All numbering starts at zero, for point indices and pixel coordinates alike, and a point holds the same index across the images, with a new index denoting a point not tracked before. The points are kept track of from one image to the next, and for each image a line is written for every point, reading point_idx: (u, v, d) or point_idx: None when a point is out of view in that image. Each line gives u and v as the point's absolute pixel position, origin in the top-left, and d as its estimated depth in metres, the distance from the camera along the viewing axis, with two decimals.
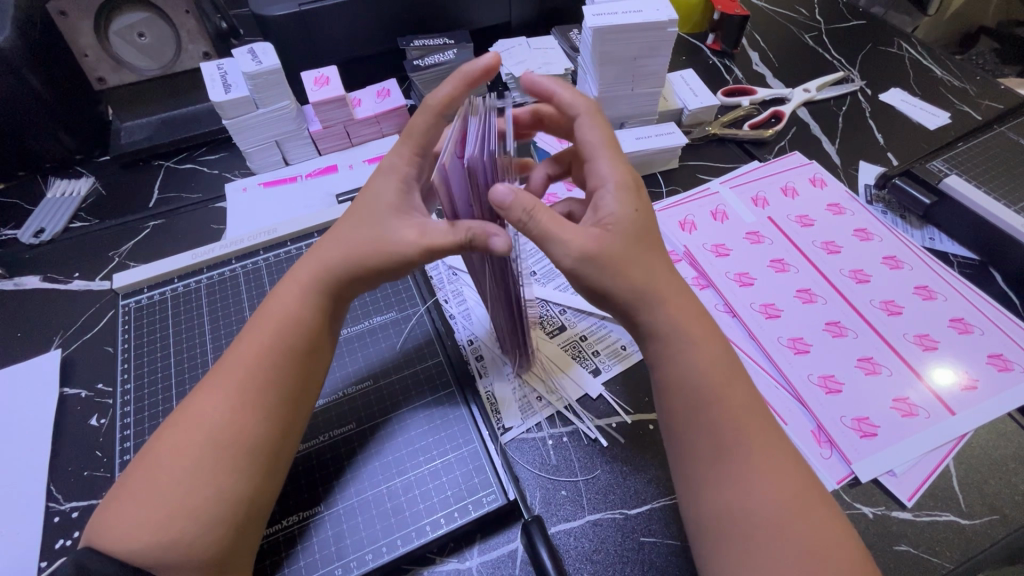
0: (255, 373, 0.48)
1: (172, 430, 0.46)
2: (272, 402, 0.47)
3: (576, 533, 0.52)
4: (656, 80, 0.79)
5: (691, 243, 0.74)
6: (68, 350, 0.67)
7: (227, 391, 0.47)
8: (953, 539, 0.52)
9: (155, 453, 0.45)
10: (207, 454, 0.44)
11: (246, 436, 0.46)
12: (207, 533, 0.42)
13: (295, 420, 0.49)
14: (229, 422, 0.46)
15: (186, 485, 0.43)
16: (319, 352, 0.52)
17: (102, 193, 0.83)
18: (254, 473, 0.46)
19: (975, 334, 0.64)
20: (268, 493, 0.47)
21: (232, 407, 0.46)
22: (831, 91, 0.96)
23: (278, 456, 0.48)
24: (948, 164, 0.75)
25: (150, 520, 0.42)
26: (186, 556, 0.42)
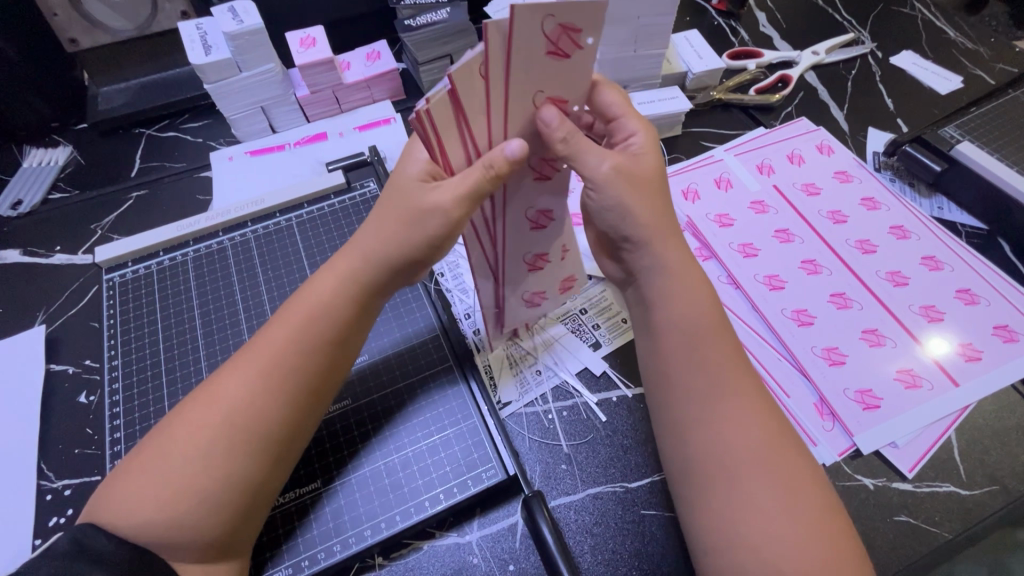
0: (281, 357, 0.45)
1: (188, 406, 0.44)
2: (294, 394, 0.45)
3: (576, 507, 0.52)
4: (660, 41, 0.75)
5: (694, 213, 0.71)
6: (53, 326, 0.65)
7: (249, 376, 0.44)
8: (953, 509, 0.52)
9: (168, 433, 0.43)
10: (219, 436, 0.42)
11: (264, 424, 0.43)
12: (204, 519, 0.41)
13: (314, 411, 0.47)
14: (246, 406, 0.43)
15: (194, 463, 0.41)
16: (351, 343, 0.49)
17: (81, 162, 0.80)
18: (264, 464, 0.43)
19: (981, 305, 0.63)
20: (272, 484, 0.45)
21: (253, 392, 0.43)
22: (840, 53, 0.92)
23: (290, 447, 0.46)
24: (961, 131, 0.73)
25: (150, 498, 0.40)
26: (185, 539, 0.40)
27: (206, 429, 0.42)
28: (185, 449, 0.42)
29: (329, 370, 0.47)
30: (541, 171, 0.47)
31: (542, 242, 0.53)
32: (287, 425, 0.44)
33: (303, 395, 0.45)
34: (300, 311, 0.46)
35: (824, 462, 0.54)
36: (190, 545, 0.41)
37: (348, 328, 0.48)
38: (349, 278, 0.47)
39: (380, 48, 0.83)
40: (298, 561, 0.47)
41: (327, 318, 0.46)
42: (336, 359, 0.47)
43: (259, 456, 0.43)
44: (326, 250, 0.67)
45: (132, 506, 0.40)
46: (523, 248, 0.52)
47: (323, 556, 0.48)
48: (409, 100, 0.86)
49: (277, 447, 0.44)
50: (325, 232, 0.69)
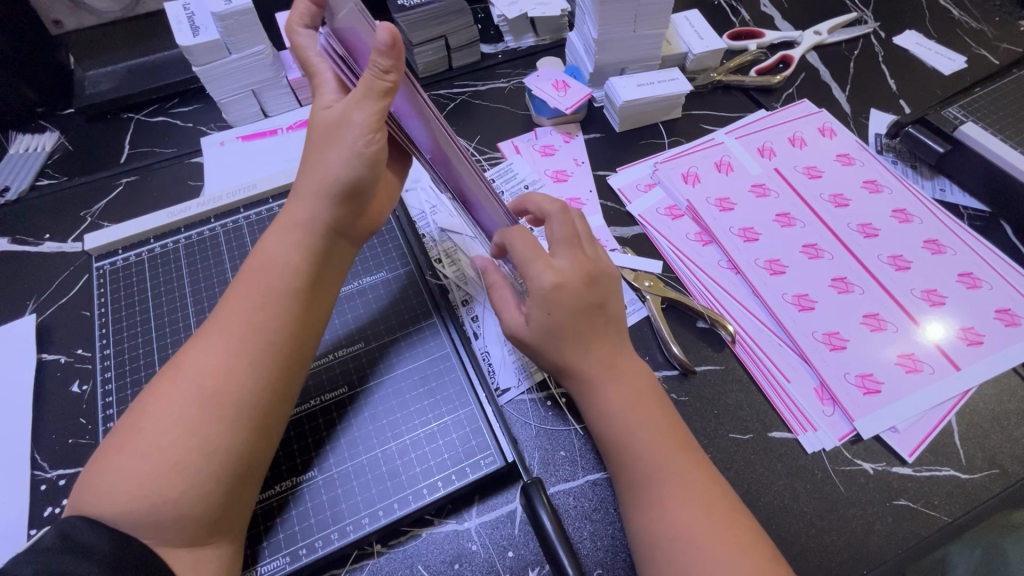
0: (246, 321, 0.46)
1: (161, 381, 0.44)
2: (263, 354, 0.45)
3: (576, 493, 0.51)
4: (659, 21, 0.73)
5: (694, 197, 0.70)
6: (43, 315, 0.64)
7: (218, 345, 0.45)
8: (953, 493, 0.52)
9: (142, 411, 0.43)
10: (193, 406, 0.42)
11: (236, 390, 0.44)
12: (188, 495, 0.40)
13: (289, 380, 0.47)
14: (216, 372, 0.44)
15: (170, 434, 0.41)
16: (314, 306, 0.50)
17: (69, 148, 0.78)
18: (243, 433, 0.43)
19: (983, 289, 0.63)
20: (256, 459, 0.44)
21: (222, 359, 0.44)
22: (842, 33, 0.90)
23: (271, 417, 0.46)
24: (964, 111, 0.72)
25: (130, 478, 0.40)
26: (169, 518, 0.40)
27: (178, 399, 0.42)
28: (160, 424, 0.42)
29: (298, 334, 0.48)
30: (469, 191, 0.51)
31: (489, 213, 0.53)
32: (262, 392, 0.45)
33: (277, 361, 0.46)
34: (257, 274, 0.48)
35: (824, 447, 0.54)
36: (177, 524, 0.40)
37: (312, 290, 0.50)
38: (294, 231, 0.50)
39: None
40: (296, 550, 0.47)
41: (284, 279, 0.48)
42: (303, 322, 0.48)
43: (237, 423, 0.43)
44: None
45: (109, 486, 0.40)
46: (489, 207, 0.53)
47: (320, 545, 0.47)
48: None
49: (255, 415, 0.44)
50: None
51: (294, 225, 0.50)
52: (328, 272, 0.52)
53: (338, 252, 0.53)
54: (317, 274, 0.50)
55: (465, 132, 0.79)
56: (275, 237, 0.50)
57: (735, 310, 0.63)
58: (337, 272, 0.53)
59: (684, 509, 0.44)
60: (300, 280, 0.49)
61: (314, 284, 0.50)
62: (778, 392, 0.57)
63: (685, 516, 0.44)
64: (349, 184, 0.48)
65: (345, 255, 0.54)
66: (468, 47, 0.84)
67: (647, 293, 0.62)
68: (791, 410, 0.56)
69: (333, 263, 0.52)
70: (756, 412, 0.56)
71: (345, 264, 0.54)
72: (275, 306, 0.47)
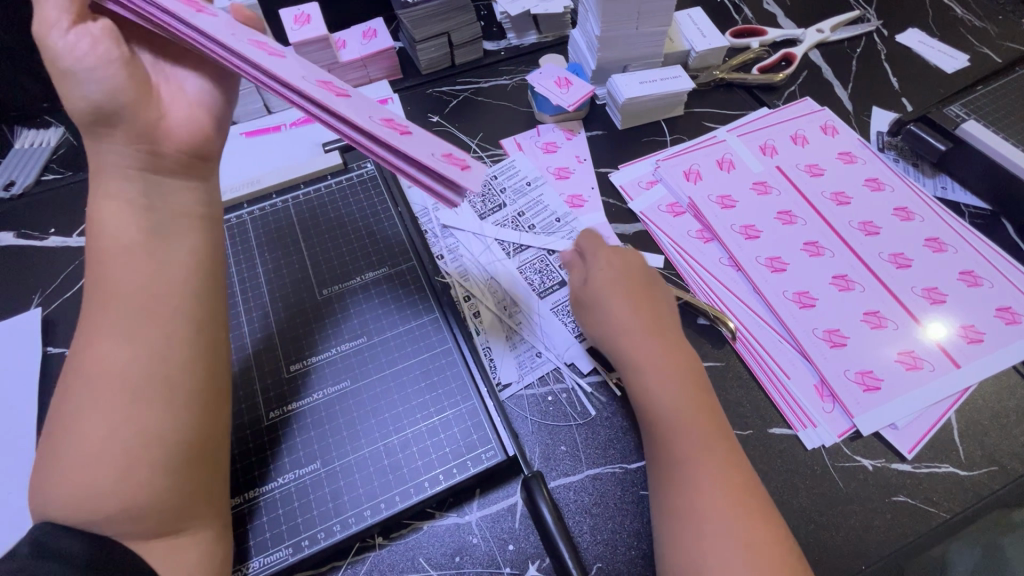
0: (101, 297, 0.44)
1: (67, 384, 0.42)
2: (160, 325, 0.44)
3: (575, 487, 0.52)
4: (662, 18, 0.73)
5: (696, 194, 0.70)
6: (48, 309, 0.64)
7: (113, 327, 0.43)
8: (952, 489, 0.52)
9: (60, 417, 0.41)
10: (113, 395, 0.41)
11: (108, 365, 0.42)
12: (125, 481, 0.39)
13: (196, 351, 0.45)
14: (92, 353, 0.42)
15: (90, 427, 0.40)
16: (173, 261, 0.47)
17: (74, 143, 0.78)
18: (143, 405, 0.41)
19: (984, 287, 0.63)
20: (177, 433, 0.42)
21: (95, 339, 0.43)
22: (845, 31, 0.90)
23: (193, 393, 0.44)
24: (966, 109, 0.72)
25: (72, 480, 0.39)
26: (128, 509, 0.39)
27: (91, 391, 0.41)
28: (71, 422, 0.40)
29: (153, 287, 0.45)
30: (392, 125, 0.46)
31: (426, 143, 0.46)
32: (169, 366, 0.43)
33: (175, 330, 0.45)
34: (118, 245, 0.45)
35: (824, 444, 0.55)
36: (140, 515, 0.40)
37: (158, 239, 0.47)
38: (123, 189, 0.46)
39: (377, 27, 0.81)
40: (298, 541, 0.48)
41: (139, 239, 0.46)
42: (157, 273, 0.45)
43: (133, 398, 0.41)
44: (322, 234, 0.65)
45: (52, 491, 0.39)
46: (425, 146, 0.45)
47: (324, 536, 0.48)
48: (406, 79, 0.84)
49: (178, 391, 0.43)
50: (307, 218, 0.66)
51: (117, 186, 0.46)
52: (178, 223, 0.49)
53: (178, 192, 0.49)
54: (158, 224, 0.47)
55: (467, 128, 0.79)
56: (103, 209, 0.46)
57: (735, 306, 0.63)
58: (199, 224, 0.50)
59: (702, 492, 0.45)
60: (140, 234, 0.46)
61: (158, 235, 0.47)
62: (778, 388, 0.58)
63: (701, 496, 0.45)
64: (99, 108, 0.45)
65: (185, 190, 0.50)
66: (470, 44, 0.84)
67: None
68: (791, 406, 0.57)
69: (171, 200, 0.49)
70: (756, 408, 0.57)
71: (197, 204, 0.50)
72: (145, 274, 0.45)
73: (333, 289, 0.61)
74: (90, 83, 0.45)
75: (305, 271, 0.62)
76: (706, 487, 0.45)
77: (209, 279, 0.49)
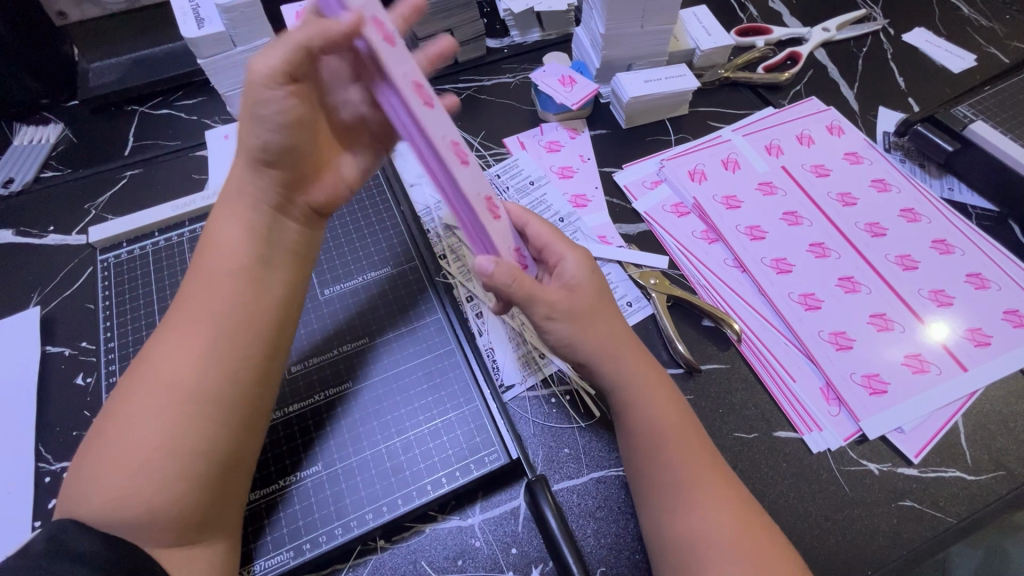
0: (196, 308, 0.45)
1: (130, 382, 0.43)
2: (247, 349, 0.45)
3: (579, 490, 0.51)
4: (668, 16, 0.72)
5: (700, 194, 0.70)
6: (47, 308, 0.64)
7: (196, 340, 0.44)
8: (958, 494, 0.52)
9: (117, 417, 0.41)
10: (169, 405, 0.41)
11: (188, 377, 0.42)
12: (162, 494, 0.39)
13: (269, 379, 0.47)
14: (171, 358, 0.43)
15: (145, 434, 0.40)
16: (271, 296, 0.49)
17: (73, 140, 0.78)
18: (197, 421, 0.41)
19: (992, 290, 0.62)
20: (220, 449, 0.42)
21: (176, 348, 0.43)
22: (851, 30, 0.89)
23: (256, 416, 0.46)
24: (974, 110, 0.71)
25: (111, 484, 0.39)
26: (154, 518, 0.39)
27: (158, 398, 0.41)
28: (129, 422, 0.41)
29: (250, 313, 0.47)
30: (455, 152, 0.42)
31: (475, 183, 0.43)
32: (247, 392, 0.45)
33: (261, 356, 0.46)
34: (213, 262, 0.48)
35: (829, 447, 0.54)
36: (163, 525, 0.39)
37: (261, 270, 0.49)
38: (241, 213, 0.50)
39: None
40: (300, 544, 0.47)
41: (232, 259, 0.48)
42: (257, 300, 0.47)
43: (201, 418, 0.42)
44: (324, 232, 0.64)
45: (88, 491, 0.39)
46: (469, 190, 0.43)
47: (325, 540, 0.47)
48: None
49: (240, 411, 0.44)
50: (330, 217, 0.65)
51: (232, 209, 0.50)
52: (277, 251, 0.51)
53: (288, 230, 0.53)
54: (264, 252, 0.50)
55: (471, 127, 0.78)
56: (217, 223, 0.50)
57: (740, 308, 0.63)
58: (297, 257, 0.53)
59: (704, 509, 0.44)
60: (244, 257, 0.48)
61: (264, 264, 0.49)
62: (783, 391, 0.57)
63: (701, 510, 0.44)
64: (267, 151, 0.49)
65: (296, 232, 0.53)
66: (473, 42, 0.83)
67: (652, 292, 0.62)
68: (797, 410, 0.56)
69: (284, 238, 0.52)
70: (761, 411, 0.56)
71: (300, 245, 0.54)
72: (242, 301, 0.47)
73: (334, 289, 0.61)
74: (270, 131, 0.48)
75: None
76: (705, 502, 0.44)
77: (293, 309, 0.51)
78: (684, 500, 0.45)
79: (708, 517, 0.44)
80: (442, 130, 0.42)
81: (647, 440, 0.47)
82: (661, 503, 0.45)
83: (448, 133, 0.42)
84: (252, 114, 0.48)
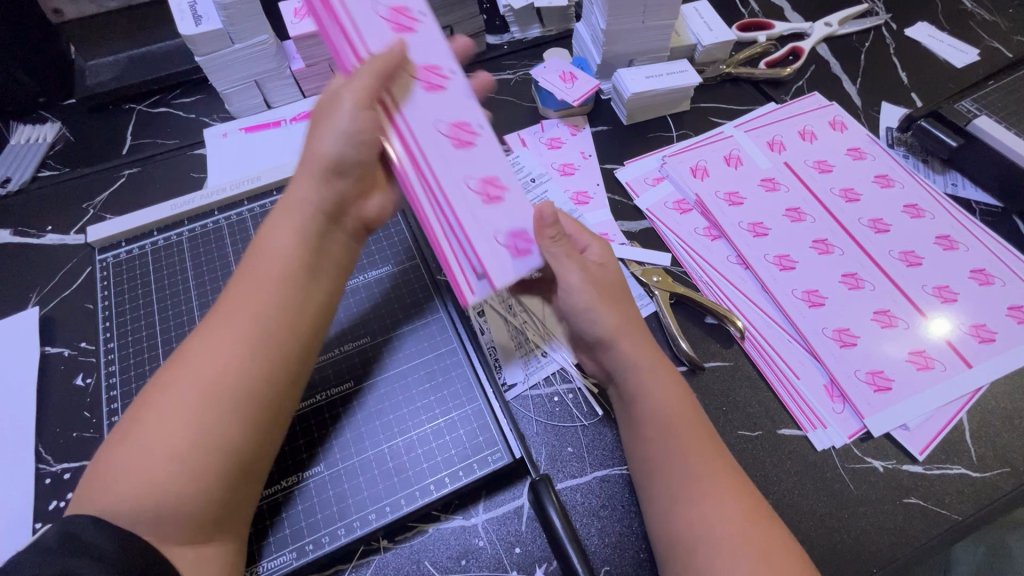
0: (243, 308, 0.45)
1: (165, 373, 0.42)
2: (286, 350, 0.45)
3: (583, 490, 0.51)
4: (670, 11, 0.72)
5: (703, 191, 0.69)
6: (46, 308, 0.63)
7: (235, 339, 0.43)
8: (963, 491, 0.52)
9: (147, 410, 0.41)
10: (200, 398, 0.41)
11: (231, 382, 0.42)
12: (184, 488, 0.39)
13: (303, 378, 0.47)
14: (216, 363, 0.42)
15: (174, 428, 0.40)
16: (313, 301, 0.49)
17: (70, 139, 0.77)
18: (229, 417, 0.41)
19: (995, 285, 0.62)
20: (249, 450, 0.42)
21: (214, 344, 0.43)
22: (854, 25, 0.89)
23: (287, 412, 0.46)
24: (978, 105, 0.71)
25: (135, 477, 0.38)
26: (167, 515, 0.38)
27: (192, 391, 0.41)
28: (167, 420, 0.40)
29: (301, 322, 0.47)
30: (455, 136, 0.46)
31: (474, 165, 0.46)
32: (284, 390, 0.45)
33: (299, 355, 0.46)
34: (263, 263, 0.47)
35: (834, 445, 0.54)
36: (173, 523, 0.39)
37: (308, 276, 0.49)
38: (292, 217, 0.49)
39: None
40: (303, 545, 0.47)
41: (282, 262, 0.47)
42: (304, 305, 0.48)
43: (236, 414, 0.42)
44: None
45: (109, 484, 0.38)
46: (460, 171, 0.45)
47: (327, 540, 0.47)
48: None
49: (274, 410, 0.44)
50: None
51: (288, 208, 0.49)
52: (325, 258, 0.51)
53: (335, 239, 0.53)
54: (315, 260, 0.50)
55: None
56: (272, 228, 0.49)
57: (743, 305, 0.62)
58: (339, 265, 0.53)
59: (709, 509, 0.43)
60: (295, 263, 0.48)
61: (311, 272, 0.49)
62: (786, 389, 0.57)
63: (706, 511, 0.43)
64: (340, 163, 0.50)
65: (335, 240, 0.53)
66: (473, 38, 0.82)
67: (655, 289, 0.61)
68: (801, 407, 0.56)
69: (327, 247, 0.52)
70: (765, 409, 0.56)
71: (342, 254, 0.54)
72: (287, 304, 0.46)
73: None
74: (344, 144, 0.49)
75: None
76: (710, 502, 0.44)
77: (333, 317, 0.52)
78: (685, 501, 0.44)
79: (717, 520, 0.43)
80: (440, 106, 0.46)
81: (654, 428, 0.48)
82: (671, 489, 0.45)
83: (449, 117, 0.46)
84: (326, 127, 0.49)
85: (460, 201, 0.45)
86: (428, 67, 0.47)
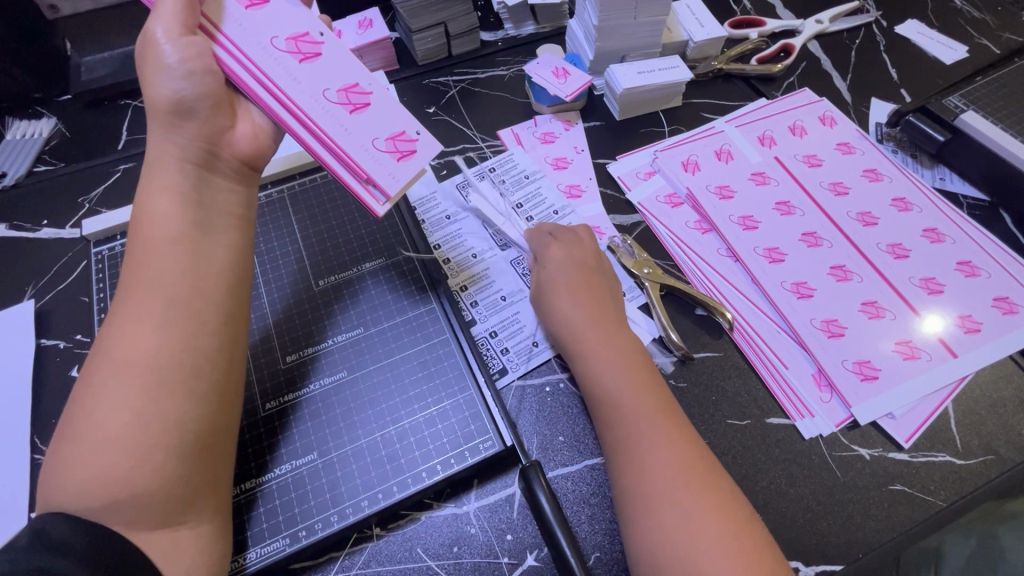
0: (145, 286, 0.44)
1: (91, 368, 0.42)
2: (205, 320, 0.45)
3: (574, 477, 0.52)
4: (661, 8, 0.73)
5: (694, 184, 0.70)
6: (41, 302, 0.64)
7: (153, 320, 0.43)
8: (947, 479, 0.53)
9: (81, 404, 0.41)
10: (135, 385, 0.41)
11: (145, 354, 0.42)
12: (139, 471, 0.39)
13: (235, 349, 0.47)
14: (126, 337, 0.42)
15: (113, 416, 0.40)
16: (218, 262, 0.47)
17: (66, 134, 0.78)
18: (165, 397, 0.41)
19: (982, 277, 0.63)
20: (193, 424, 0.42)
21: (130, 328, 0.42)
22: (844, 22, 0.90)
23: (228, 385, 0.45)
24: (965, 100, 0.71)
25: (88, 468, 0.39)
26: (135, 500, 0.39)
27: (122, 380, 0.41)
28: (105, 409, 0.40)
29: (198, 280, 0.45)
30: (347, 99, 0.50)
31: (373, 123, 0.51)
32: (212, 360, 0.44)
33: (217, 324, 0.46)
34: (158, 230, 0.46)
35: (821, 433, 0.55)
36: (145, 508, 0.39)
37: (201, 236, 0.47)
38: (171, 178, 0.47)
39: (372, 17, 0.80)
40: (295, 532, 0.47)
41: (173, 225, 0.46)
42: (204, 265, 0.46)
43: (166, 390, 0.41)
44: (319, 224, 0.65)
45: (63, 480, 0.39)
46: (366, 132, 0.50)
47: (320, 527, 0.48)
48: (403, 70, 0.83)
49: (205, 383, 0.43)
50: (331, 206, 0.66)
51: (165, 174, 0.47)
52: (217, 213, 0.49)
53: (220, 189, 0.50)
54: (201, 216, 0.48)
55: (464, 119, 0.78)
56: (146, 189, 0.47)
57: (732, 296, 0.63)
58: (239, 222, 0.51)
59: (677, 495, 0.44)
60: (183, 224, 0.46)
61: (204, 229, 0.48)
62: (775, 379, 0.58)
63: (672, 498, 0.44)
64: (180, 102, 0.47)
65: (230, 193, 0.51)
66: (468, 34, 0.83)
67: (645, 281, 0.62)
68: (790, 398, 0.56)
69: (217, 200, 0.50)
70: (753, 398, 0.57)
71: (237, 206, 0.51)
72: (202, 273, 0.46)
73: (329, 280, 0.61)
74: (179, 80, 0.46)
75: (303, 263, 0.62)
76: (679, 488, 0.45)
77: (243, 275, 0.50)
78: (660, 490, 0.45)
79: (688, 504, 0.44)
80: (327, 74, 0.50)
81: (633, 417, 0.49)
82: (659, 483, 0.45)
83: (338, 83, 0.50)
84: (151, 67, 0.46)
85: (373, 158, 0.50)
86: (298, 36, 0.50)
